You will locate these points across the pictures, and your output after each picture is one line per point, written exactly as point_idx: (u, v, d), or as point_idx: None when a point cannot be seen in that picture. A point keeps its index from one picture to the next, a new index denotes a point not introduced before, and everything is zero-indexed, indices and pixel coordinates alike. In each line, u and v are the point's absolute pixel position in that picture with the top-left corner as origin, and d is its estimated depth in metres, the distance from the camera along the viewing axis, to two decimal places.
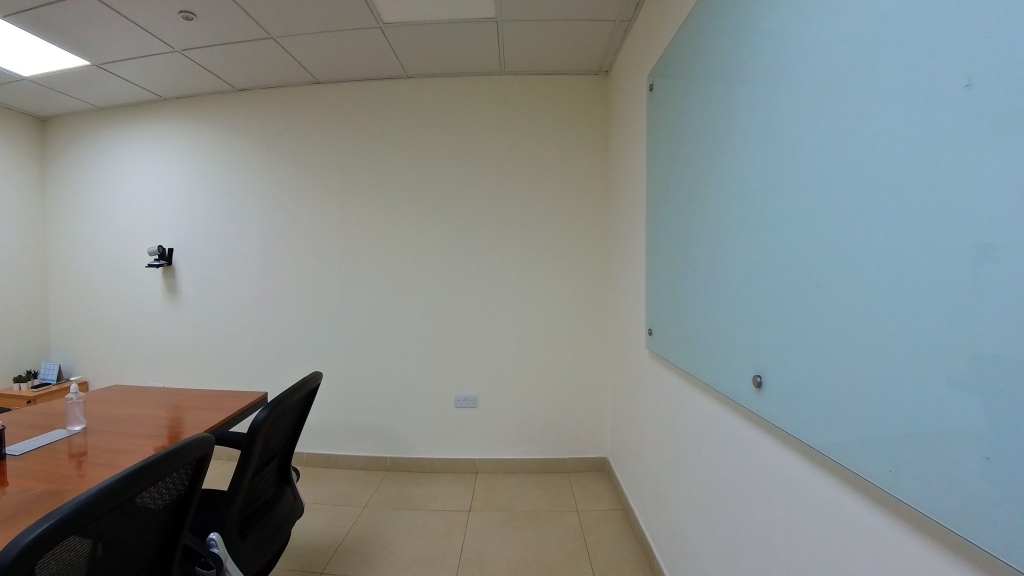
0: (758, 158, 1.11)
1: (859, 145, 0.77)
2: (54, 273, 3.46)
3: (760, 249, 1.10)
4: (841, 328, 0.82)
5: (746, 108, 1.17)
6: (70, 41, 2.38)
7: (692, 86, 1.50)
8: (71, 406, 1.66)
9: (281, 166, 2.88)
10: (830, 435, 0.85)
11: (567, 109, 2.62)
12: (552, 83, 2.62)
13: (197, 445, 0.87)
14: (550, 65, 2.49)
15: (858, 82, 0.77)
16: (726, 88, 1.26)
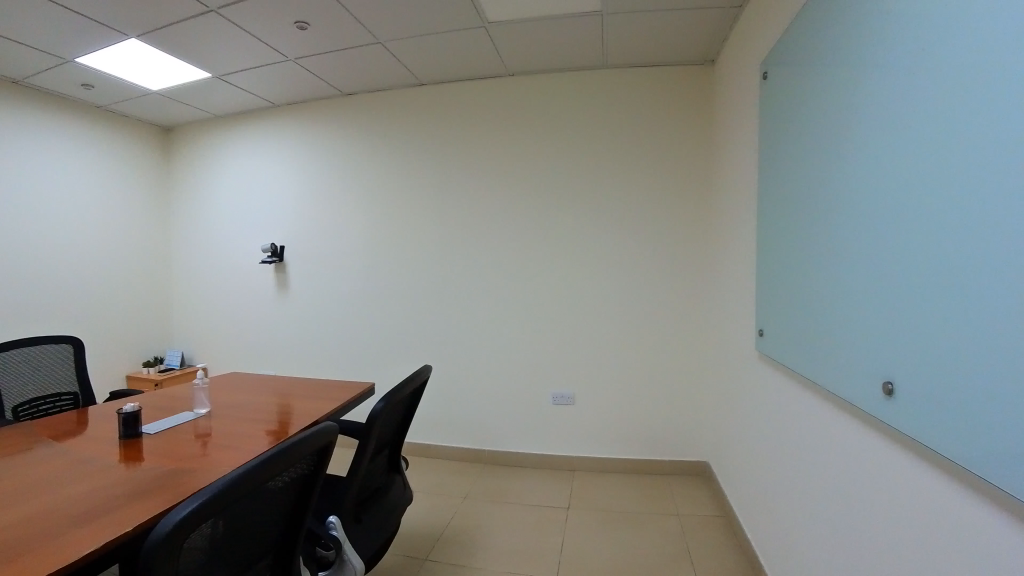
0: (879, 144, 1.02)
1: (996, 140, 0.71)
2: (180, 267, 3.77)
3: (881, 244, 1.01)
4: (973, 331, 0.76)
5: (866, 92, 1.08)
6: (192, 55, 2.55)
7: (807, 73, 1.41)
8: (197, 390, 1.78)
9: (385, 167, 2.98)
10: (965, 447, 0.78)
11: (667, 102, 2.54)
12: (652, 77, 2.55)
13: (323, 435, 0.87)
14: (651, 56, 2.43)
15: (995, 70, 0.72)
16: (845, 71, 1.17)
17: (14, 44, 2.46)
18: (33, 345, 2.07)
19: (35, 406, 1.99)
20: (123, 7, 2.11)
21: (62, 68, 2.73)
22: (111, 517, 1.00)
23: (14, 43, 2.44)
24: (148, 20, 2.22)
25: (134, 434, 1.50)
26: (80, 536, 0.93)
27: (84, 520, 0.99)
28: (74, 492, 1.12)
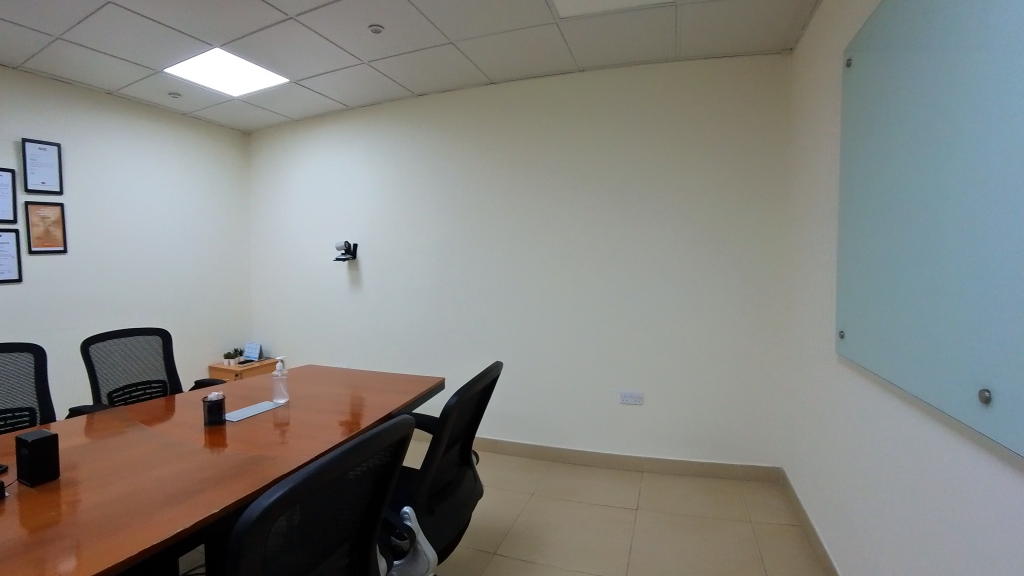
0: (975, 133, 0.96)
1: None
2: (261, 264, 3.95)
3: (976, 239, 0.95)
4: None
5: (958, 78, 1.01)
6: (271, 62, 2.66)
7: (892, 61, 1.34)
8: (276, 381, 1.85)
9: (456, 166, 3.03)
10: None
11: (741, 93, 2.45)
12: (726, 68, 2.47)
13: (405, 426, 0.87)
14: (726, 46, 2.36)
15: None
16: (935, 56, 1.11)
17: (113, 58, 2.64)
18: (127, 336, 2.20)
19: (129, 393, 2.11)
20: (207, 18, 2.22)
21: (152, 78, 2.89)
22: (196, 501, 1.03)
23: (111, 57, 2.61)
24: (231, 30, 2.33)
25: (219, 421, 1.56)
26: (168, 517, 0.96)
27: (172, 502, 1.03)
28: (162, 475, 1.17)
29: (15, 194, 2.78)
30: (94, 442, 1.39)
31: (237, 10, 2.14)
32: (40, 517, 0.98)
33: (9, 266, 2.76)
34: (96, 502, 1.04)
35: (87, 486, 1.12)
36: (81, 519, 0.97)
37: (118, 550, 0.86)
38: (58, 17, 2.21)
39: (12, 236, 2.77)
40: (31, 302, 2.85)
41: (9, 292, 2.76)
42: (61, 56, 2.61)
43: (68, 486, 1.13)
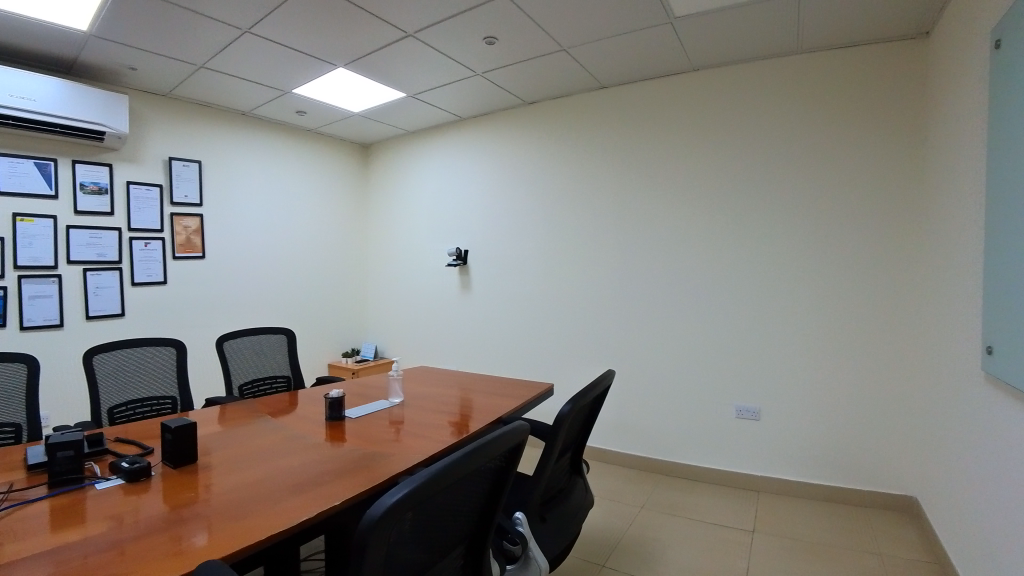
0: None
1: None
2: (379, 268, 4.12)
3: None
4: None
5: None
6: (391, 78, 2.77)
7: None
8: (392, 380, 1.90)
9: (567, 172, 3.02)
10: None
11: (868, 83, 2.25)
12: (851, 56, 2.28)
13: (523, 432, 0.85)
14: (851, 34, 2.18)
15: None
16: None
17: (252, 83, 2.86)
18: (257, 334, 2.35)
19: (257, 386, 2.25)
20: (329, 41, 2.35)
21: (281, 99, 3.10)
22: (317, 493, 1.07)
23: (247, 81, 2.83)
24: (354, 50, 2.44)
25: (339, 417, 1.62)
26: (291, 507, 1.00)
27: (295, 492, 1.07)
28: (287, 465, 1.22)
29: (162, 206, 3.08)
30: (227, 431, 1.49)
31: (357, 31, 2.25)
32: (178, 497, 1.05)
33: (155, 271, 3.06)
34: (227, 487, 1.10)
35: (220, 471, 1.19)
36: (213, 502, 1.03)
37: (247, 534, 0.89)
38: (202, 49, 2.43)
39: (159, 244, 3.07)
40: (173, 304, 3.13)
41: (155, 293, 3.06)
42: (204, 83, 2.85)
43: (204, 470, 1.20)
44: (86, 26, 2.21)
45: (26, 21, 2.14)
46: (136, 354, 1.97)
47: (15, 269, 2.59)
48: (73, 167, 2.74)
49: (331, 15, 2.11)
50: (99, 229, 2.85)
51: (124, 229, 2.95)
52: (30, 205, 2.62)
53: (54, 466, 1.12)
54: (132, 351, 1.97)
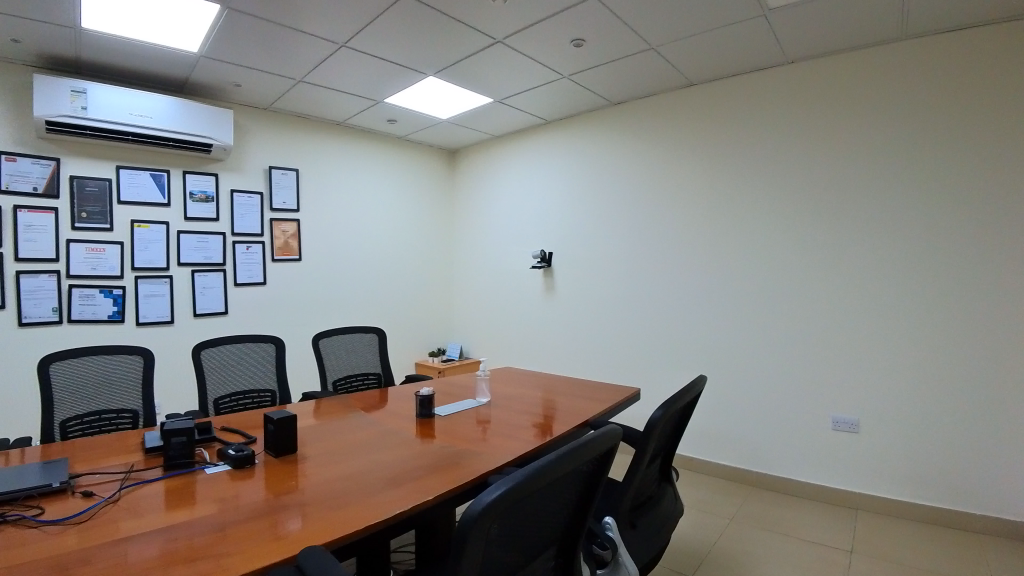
0: None
1: None
2: (465, 270, 4.19)
3: None
4: None
5: None
6: (479, 85, 2.81)
7: None
8: (480, 380, 1.92)
9: (655, 174, 2.96)
10: None
11: (984, 70, 2.06)
12: (965, 40, 2.09)
13: (617, 436, 0.83)
14: (965, 18, 2.01)
15: None
16: None
17: (346, 94, 2.97)
18: (350, 333, 2.42)
19: (350, 382, 2.33)
20: (420, 51, 2.41)
21: (373, 108, 3.20)
22: (409, 487, 1.08)
23: (342, 93, 2.94)
24: (442, 58, 2.49)
25: (429, 414, 1.65)
26: (385, 500, 1.02)
27: (388, 486, 1.09)
28: (380, 459, 1.25)
29: (263, 212, 3.25)
30: (324, 424, 1.55)
31: (447, 40, 2.29)
32: (279, 485, 1.10)
33: (256, 272, 3.23)
34: (325, 477, 1.14)
35: (318, 462, 1.23)
36: (310, 491, 1.06)
37: (343, 523, 0.92)
38: (301, 64, 2.55)
39: (259, 247, 3.24)
40: (272, 303, 3.29)
41: (256, 293, 3.23)
42: (302, 96, 2.99)
43: (303, 460, 1.25)
44: (196, 48, 2.36)
45: (144, 45, 2.31)
46: (241, 350, 2.08)
47: (133, 271, 2.80)
48: (184, 177, 2.96)
49: (422, 25, 2.16)
50: (206, 233, 3.04)
51: (228, 233, 3.14)
52: (145, 212, 2.84)
53: (169, 450, 1.20)
54: (236, 346, 2.08)
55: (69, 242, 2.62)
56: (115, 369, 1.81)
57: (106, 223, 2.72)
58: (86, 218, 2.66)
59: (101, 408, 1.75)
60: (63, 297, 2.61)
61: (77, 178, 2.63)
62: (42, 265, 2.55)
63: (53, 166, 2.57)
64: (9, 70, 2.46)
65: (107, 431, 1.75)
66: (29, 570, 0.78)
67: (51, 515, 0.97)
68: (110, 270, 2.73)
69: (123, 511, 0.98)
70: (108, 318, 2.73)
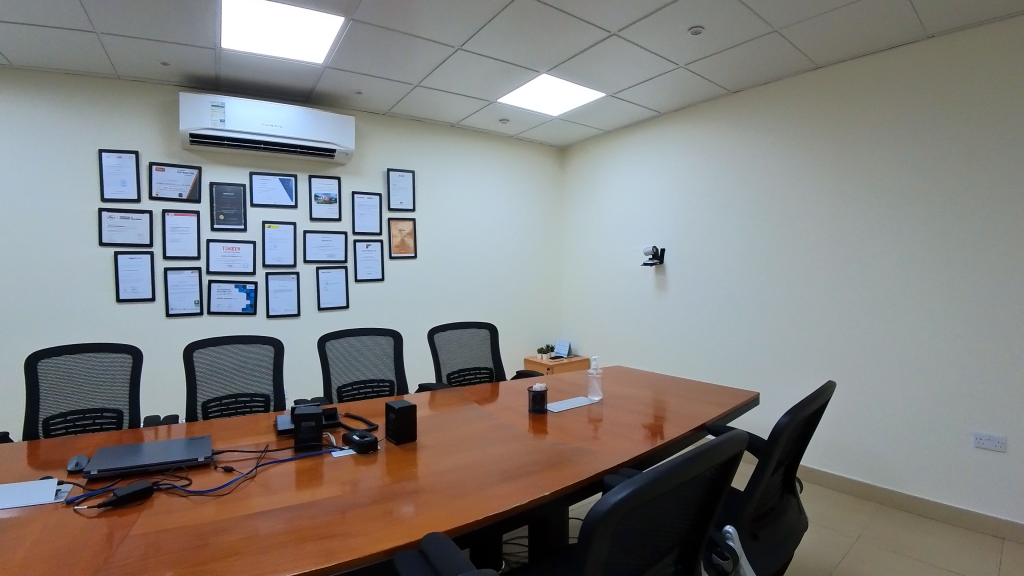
0: None
1: None
2: (575, 266, 4.16)
3: None
4: None
5: None
6: (592, 80, 2.79)
7: None
8: (592, 379, 1.90)
9: (775, 167, 2.80)
10: None
11: None
12: None
13: (743, 441, 0.79)
14: None
15: None
16: None
17: (461, 96, 3.03)
18: (464, 327, 2.47)
19: (461, 375, 2.38)
20: (533, 50, 2.42)
21: (486, 108, 3.25)
22: (523, 482, 1.08)
23: (456, 95, 3.00)
24: (555, 55, 2.49)
25: (541, 410, 1.65)
26: (500, 493, 1.02)
27: (502, 480, 1.09)
28: (494, 453, 1.26)
29: (382, 212, 3.39)
30: (440, 415, 1.58)
31: (561, 36, 2.28)
32: (399, 472, 1.13)
33: (375, 269, 3.37)
34: (442, 467, 1.16)
35: (435, 452, 1.26)
36: (429, 480, 1.09)
37: (459, 514, 0.93)
38: (417, 69, 2.63)
39: (378, 246, 3.38)
40: (389, 299, 3.43)
41: (374, 289, 3.37)
42: (419, 100, 3.09)
43: (421, 449, 1.28)
44: (321, 59, 2.49)
45: (273, 60, 2.46)
46: (361, 341, 2.17)
47: (264, 268, 3.01)
48: (309, 180, 3.14)
49: (536, 23, 2.17)
50: (329, 233, 3.22)
51: (350, 233, 3.29)
52: (275, 214, 3.05)
53: (300, 433, 1.27)
54: (358, 338, 2.17)
55: (209, 242, 2.86)
56: (249, 357, 1.95)
57: (240, 225, 2.94)
58: (223, 220, 2.90)
59: (236, 391, 1.89)
60: (203, 290, 2.85)
61: (216, 184, 2.88)
62: (186, 262, 2.81)
63: (195, 174, 2.82)
64: (159, 88, 2.73)
65: (243, 414, 1.88)
66: (176, 535, 0.85)
67: (196, 486, 1.06)
68: (244, 266, 2.95)
69: (257, 486, 1.05)
70: (242, 310, 2.95)
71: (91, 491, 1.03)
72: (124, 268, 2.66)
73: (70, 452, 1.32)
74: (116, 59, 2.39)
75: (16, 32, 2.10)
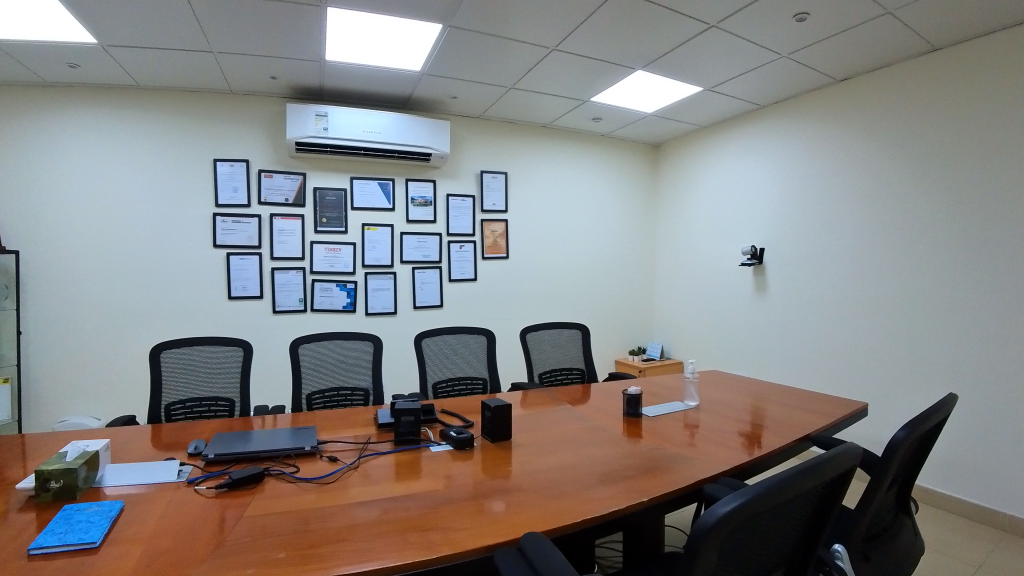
0: None
1: None
2: (669, 265, 4.07)
3: None
4: None
5: None
6: (688, 75, 2.72)
7: None
8: (688, 383, 1.85)
9: (885, 160, 2.61)
10: None
11: None
12: None
13: (857, 455, 0.74)
14: None
15: None
16: None
17: (554, 96, 3.02)
18: (556, 328, 2.46)
19: (552, 376, 2.37)
20: (628, 46, 2.39)
21: (579, 108, 3.23)
22: (618, 486, 1.06)
23: (549, 95, 3.00)
24: (652, 51, 2.45)
25: (636, 413, 1.62)
26: (596, 497, 1.01)
27: (599, 483, 1.08)
28: (587, 455, 1.25)
29: (475, 213, 3.45)
30: (534, 415, 1.58)
31: (658, 31, 2.23)
32: (494, 470, 1.14)
33: (468, 269, 3.42)
34: (537, 467, 1.16)
35: (531, 451, 1.26)
36: (523, 479, 1.09)
37: (555, 515, 0.92)
38: (512, 72, 2.65)
39: (471, 247, 3.43)
40: (481, 298, 3.47)
41: (467, 289, 3.43)
42: (512, 102, 3.11)
43: (516, 448, 1.29)
44: (420, 66, 2.55)
45: (374, 69, 2.55)
46: (453, 339, 2.21)
47: (363, 268, 3.13)
48: (406, 184, 3.23)
49: (633, 20, 2.13)
50: (425, 234, 3.30)
51: (444, 234, 3.36)
52: (374, 216, 3.16)
53: (400, 427, 1.31)
54: (452, 336, 2.22)
55: (312, 244, 3.01)
56: (350, 352, 2.03)
57: (341, 227, 3.07)
58: (326, 223, 3.04)
59: (338, 385, 1.97)
60: (307, 289, 3.00)
61: (320, 189, 3.02)
62: (291, 262, 2.96)
63: (300, 180, 2.97)
64: (268, 100, 2.88)
65: (343, 406, 1.96)
66: (284, 519, 0.90)
67: (303, 473, 1.11)
68: (344, 267, 3.07)
69: (358, 477, 1.09)
70: (342, 307, 3.07)
71: (209, 473, 1.11)
72: (236, 268, 2.85)
73: (190, 436, 1.42)
74: (230, 74, 2.55)
75: (144, 55, 2.29)
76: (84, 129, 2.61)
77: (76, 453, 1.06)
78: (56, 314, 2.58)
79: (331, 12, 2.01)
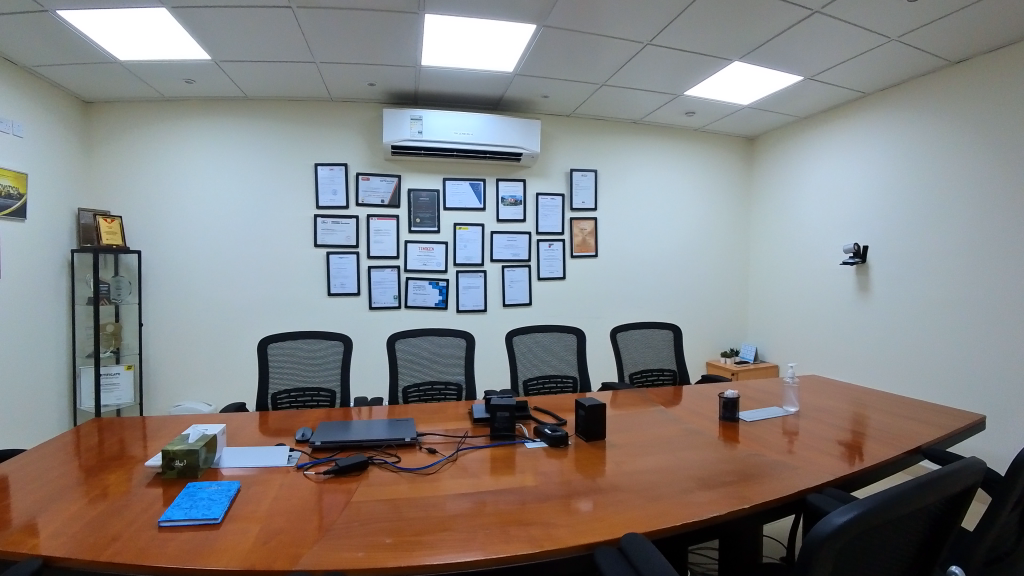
0: None
1: None
2: (764, 264, 3.91)
3: None
4: None
5: None
6: (786, 64, 2.61)
7: None
8: (788, 389, 1.77)
9: (1004, 149, 2.40)
10: None
11: None
12: None
13: (980, 472, 0.69)
14: None
15: None
16: None
17: (644, 91, 2.97)
18: (649, 328, 2.43)
19: (644, 376, 2.34)
20: (721, 38, 2.32)
21: (671, 102, 3.16)
22: (712, 492, 1.03)
23: (639, 91, 2.95)
24: (748, 42, 2.37)
25: (733, 418, 1.58)
26: (690, 502, 0.99)
27: (696, 488, 1.05)
28: (681, 458, 1.23)
29: (565, 212, 3.45)
30: (627, 416, 1.57)
31: (753, 21, 2.16)
32: (588, 469, 1.14)
33: (557, 268, 3.42)
34: (630, 469, 1.15)
35: (625, 452, 1.26)
36: (615, 479, 1.08)
37: (650, 517, 0.91)
38: (605, 69, 2.64)
39: (561, 245, 3.43)
40: (570, 296, 3.47)
41: (556, 287, 3.43)
42: (603, 99, 3.08)
43: (611, 448, 1.28)
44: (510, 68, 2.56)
45: (466, 71, 2.59)
46: (545, 337, 2.23)
47: (455, 266, 3.19)
48: (497, 184, 3.27)
49: (728, 11, 2.07)
50: (515, 233, 3.33)
51: (534, 233, 3.38)
52: (466, 216, 3.22)
53: (496, 423, 1.33)
54: (544, 334, 2.23)
55: (407, 243, 3.10)
56: (444, 346, 2.08)
57: (434, 227, 3.15)
58: (419, 223, 3.12)
59: (432, 378, 2.03)
60: (401, 286, 3.10)
61: (414, 190, 3.10)
62: (387, 261, 3.07)
63: (395, 181, 3.07)
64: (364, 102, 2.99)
65: (437, 400, 2.02)
66: (385, 507, 0.93)
67: (403, 464, 1.15)
68: (437, 265, 3.15)
69: (455, 470, 1.12)
70: (434, 305, 3.15)
71: (316, 459, 1.17)
72: (335, 266, 2.98)
73: (297, 423, 1.50)
74: (330, 82, 2.67)
75: (253, 67, 2.43)
76: (199, 138, 2.82)
77: (197, 435, 1.15)
78: (175, 306, 2.81)
79: (428, 18, 2.06)
